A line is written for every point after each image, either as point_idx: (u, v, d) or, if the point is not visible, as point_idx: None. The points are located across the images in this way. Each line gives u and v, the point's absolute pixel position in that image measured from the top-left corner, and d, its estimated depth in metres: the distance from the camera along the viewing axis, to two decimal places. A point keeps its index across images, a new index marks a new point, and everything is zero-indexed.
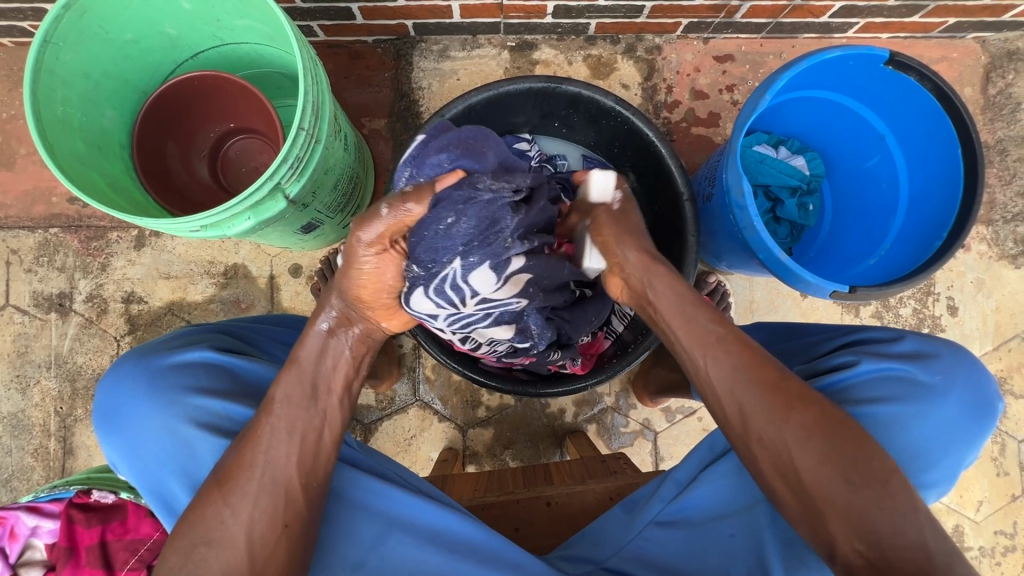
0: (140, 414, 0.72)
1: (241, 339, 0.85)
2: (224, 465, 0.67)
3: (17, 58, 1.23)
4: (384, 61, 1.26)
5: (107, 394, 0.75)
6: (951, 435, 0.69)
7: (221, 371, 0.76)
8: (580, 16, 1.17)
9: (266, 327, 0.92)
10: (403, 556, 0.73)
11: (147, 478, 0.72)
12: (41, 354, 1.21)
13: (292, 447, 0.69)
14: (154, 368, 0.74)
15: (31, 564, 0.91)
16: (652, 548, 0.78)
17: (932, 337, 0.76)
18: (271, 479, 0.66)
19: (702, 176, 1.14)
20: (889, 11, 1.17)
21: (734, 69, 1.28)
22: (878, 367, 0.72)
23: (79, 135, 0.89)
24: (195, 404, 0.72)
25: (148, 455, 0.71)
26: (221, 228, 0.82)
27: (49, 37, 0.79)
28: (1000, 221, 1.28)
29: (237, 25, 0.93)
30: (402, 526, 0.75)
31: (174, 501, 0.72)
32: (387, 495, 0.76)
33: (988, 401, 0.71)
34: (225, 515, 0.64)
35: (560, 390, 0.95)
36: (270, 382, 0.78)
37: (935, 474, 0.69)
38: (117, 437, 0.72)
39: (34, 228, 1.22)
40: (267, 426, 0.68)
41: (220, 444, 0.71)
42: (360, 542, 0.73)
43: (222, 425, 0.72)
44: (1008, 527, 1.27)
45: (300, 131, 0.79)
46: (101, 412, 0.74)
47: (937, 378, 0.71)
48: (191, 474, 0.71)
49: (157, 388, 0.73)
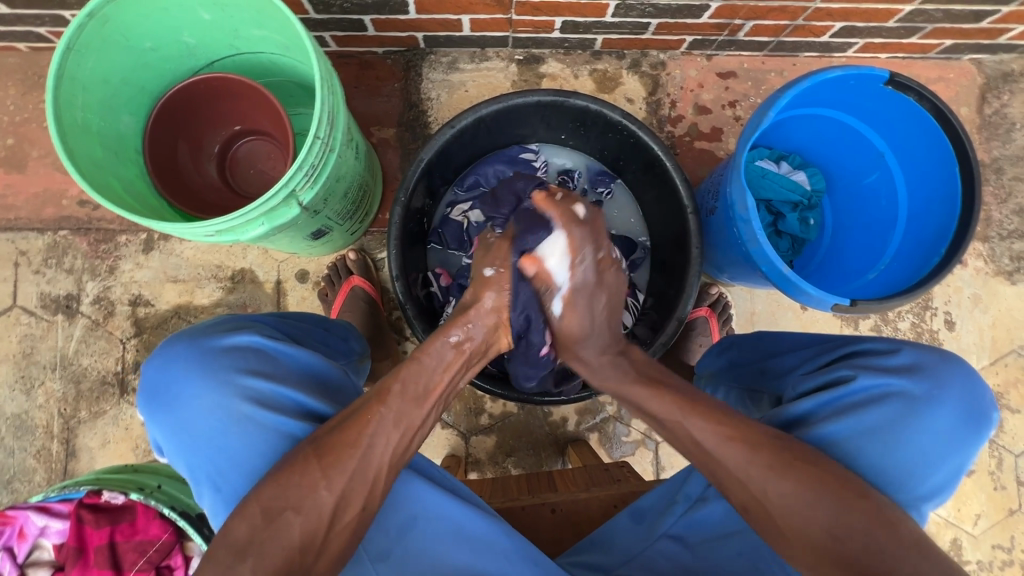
0: (192, 392, 0.71)
1: (285, 330, 0.86)
2: (326, 437, 0.68)
3: (31, 63, 1.24)
4: (394, 71, 1.28)
5: (157, 370, 0.74)
6: (944, 448, 0.70)
7: (274, 356, 0.76)
8: (587, 32, 1.20)
9: (297, 320, 0.92)
10: (424, 548, 0.75)
11: (195, 456, 0.70)
12: (47, 355, 1.22)
13: (394, 436, 0.71)
14: (206, 348, 0.74)
15: (37, 565, 0.92)
16: (658, 559, 0.78)
17: (929, 347, 0.76)
18: (363, 465, 0.68)
19: (705, 190, 1.16)
20: (888, 33, 1.20)
21: (736, 85, 1.31)
22: (871, 382, 0.73)
23: (97, 139, 0.91)
24: (249, 382, 0.72)
25: (200, 431, 0.70)
26: (235, 232, 0.84)
27: (71, 44, 0.81)
28: (996, 238, 1.31)
29: (254, 35, 0.95)
30: (427, 519, 0.76)
31: (221, 479, 0.70)
32: (417, 492, 0.77)
33: (982, 411, 0.71)
34: (322, 486, 0.65)
35: (561, 399, 0.96)
36: (315, 369, 0.78)
37: (924, 488, 0.70)
38: (167, 415, 0.71)
39: (43, 231, 1.23)
40: (376, 413, 0.70)
41: (276, 424, 0.71)
42: (389, 530, 0.74)
43: (275, 407, 0.72)
44: (1006, 541, 1.28)
45: (315, 140, 0.81)
46: (148, 389, 0.73)
47: (930, 390, 0.71)
48: (242, 451, 0.70)
49: (210, 366, 0.72)
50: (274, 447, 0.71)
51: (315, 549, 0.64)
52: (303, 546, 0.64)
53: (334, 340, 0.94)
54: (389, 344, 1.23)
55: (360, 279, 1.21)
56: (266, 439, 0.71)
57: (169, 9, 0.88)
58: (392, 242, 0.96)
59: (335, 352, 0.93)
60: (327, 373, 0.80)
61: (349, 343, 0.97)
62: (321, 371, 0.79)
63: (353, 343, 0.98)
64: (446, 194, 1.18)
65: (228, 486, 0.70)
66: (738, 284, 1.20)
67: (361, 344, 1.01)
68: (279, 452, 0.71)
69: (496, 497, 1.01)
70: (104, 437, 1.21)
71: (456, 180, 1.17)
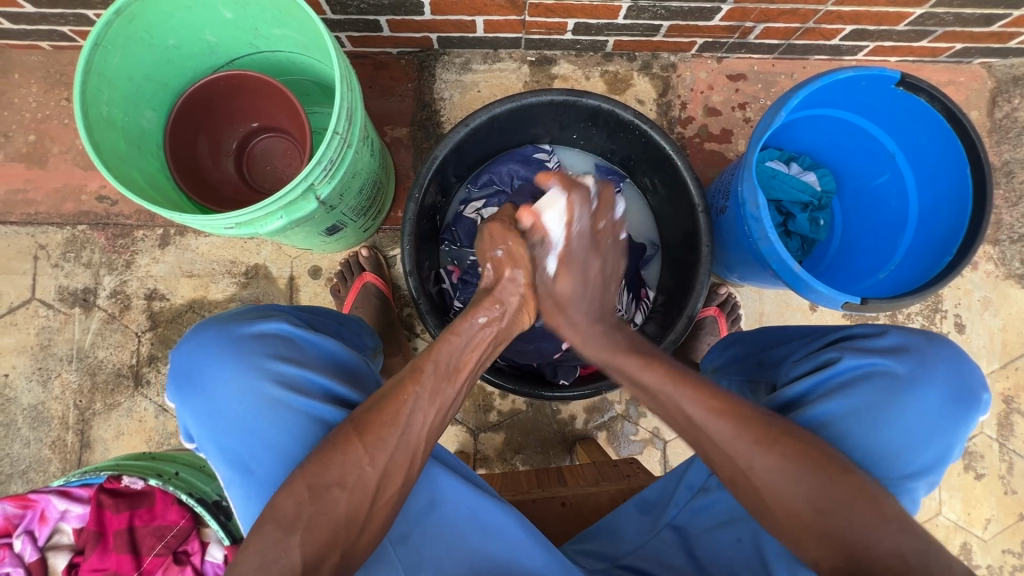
0: (224, 376, 0.72)
1: (306, 321, 0.87)
2: (365, 416, 0.69)
3: (53, 61, 1.27)
4: (408, 72, 1.30)
5: (190, 354, 0.74)
6: (932, 426, 0.70)
7: (301, 342, 0.77)
8: (599, 34, 1.22)
9: (321, 316, 0.93)
10: (444, 530, 0.76)
11: (228, 439, 0.71)
12: (64, 347, 1.24)
13: (431, 413, 0.72)
14: (237, 335, 0.75)
15: (58, 548, 0.93)
16: (668, 549, 0.79)
17: (919, 330, 0.77)
18: (405, 441, 0.69)
19: (716, 190, 1.17)
20: (899, 36, 1.21)
21: (746, 87, 1.32)
22: (857, 364, 0.74)
23: (120, 134, 0.93)
24: (281, 367, 0.73)
25: (233, 414, 0.71)
26: (255, 226, 0.85)
27: (99, 40, 0.83)
28: (1006, 241, 1.30)
29: (273, 34, 0.97)
30: (446, 504, 0.77)
31: (253, 463, 0.71)
32: (439, 478, 0.78)
33: (972, 390, 0.70)
34: (366, 463, 0.66)
35: (571, 394, 0.98)
36: (341, 357, 0.80)
37: (915, 465, 0.70)
38: (200, 400, 0.72)
39: (62, 225, 1.26)
40: (413, 391, 0.72)
41: (305, 407, 0.72)
42: (409, 514, 0.75)
43: (304, 391, 0.73)
44: (1016, 546, 1.27)
45: (335, 135, 0.82)
46: (180, 375, 0.74)
47: (916, 370, 0.72)
48: (274, 434, 0.71)
49: (243, 351, 0.73)
50: (303, 430, 0.72)
51: (360, 524, 0.66)
52: (344, 523, 0.65)
53: (350, 334, 0.95)
54: (401, 342, 1.24)
55: (373, 275, 1.23)
56: (295, 421, 0.72)
57: (191, 8, 0.90)
58: (406, 238, 0.97)
59: (352, 345, 0.94)
60: (352, 364, 0.81)
61: (363, 339, 0.98)
62: (344, 359, 0.81)
63: (367, 340, 0.98)
64: (458, 192, 1.20)
65: (258, 470, 0.71)
66: (747, 284, 1.20)
67: (374, 339, 1.02)
68: (309, 436, 0.72)
69: (506, 490, 1.03)
70: (118, 428, 1.22)
71: (469, 177, 1.19)
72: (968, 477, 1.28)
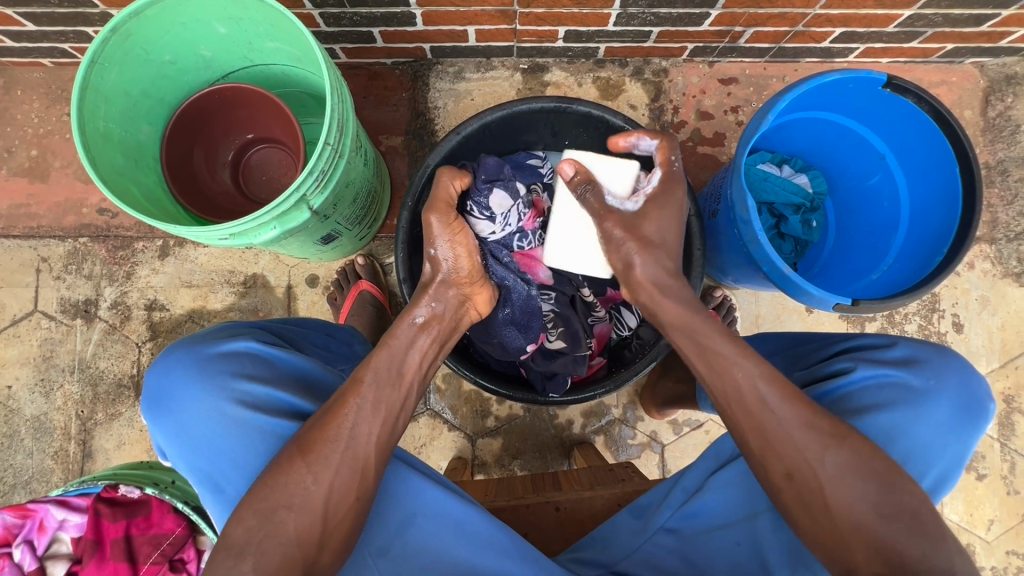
0: (191, 397, 0.73)
1: (283, 334, 0.88)
2: (308, 434, 0.69)
3: (55, 77, 1.30)
4: (402, 82, 1.32)
5: (160, 376, 0.76)
6: (944, 437, 0.70)
7: (268, 359, 0.78)
8: (589, 41, 1.23)
9: (308, 330, 0.94)
10: (425, 542, 0.76)
11: (198, 457, 0.73)
12: (66, 359, 1.25)
13: (376, 423, 0.72)
14: (203, 356, 0.76)
15: (56, 557, 0.94)
16: (659, 553, 0.79)
17: (928, 342, 0.77)
18: (351, 453, 0.69)
19: (707, 194, 1.18)
20: (889, 37, 1.21)
21: (738, 91, 1.32)
22: (872, 373, 0.74)
23: (117, 147, 0.95)
24: (246, 387, 0.74)
25: (200, 434, 0.73)
26: (248, 236, 0.86)
27: (95, 57, 0.84)
28: (1003, 240, 1.30)
29: (267, 47, 0.98)
30: (427, 515, 0.78)
31: (223, 482, 0.73)
32: (419, 488, 0.78)
33: (980, 402, 0.71)
34: (310, 482, 0.67)
35: (569, 399, 0.97)
36: (311, 373, 0.80)
37: (924, 475, 0.70)
38: (169, 421, 0.74)
39: (64, 238, 1.28)
40: (353, 405, 0.72)
41: (271, 425, 0.73)
42: (389, 526, 0.76)
43: (269, 408, 0.74)
44: (1021, 547, 1.26)
45: (325, 146, 0.83)
46: (150, 397, 0.75)
47: (928, 382, 0.72)
48: (242, 453, 0.72)
49: (208, 372, 0.74)
50: (270, 449, 0.72)
51: (316, 545, 0.66)
52: (299, 542, 0.65)
53: (339, 345, 0.96)
54: None
55: (369, 283, 1.24)
56: (261, 439, 0.72)
57: (187, 24, 0.92)
58: (399, 246, 0.97)
59: (340, 355, 0.95)
60: (323, 378, 0.81)
61: (354, 347, 0.99)
62: (315, 374, 0.81)
63: (357, 348, 0.99)
64: None
65: (228, 488, 0.73)
66: (741, 287, 1.21)
67: (367, 349, 1.02)
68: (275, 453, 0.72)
69: (501, 495, 1.03)
70: (119, 438, 1.24)
71: None
72: (970, 477, 1.27)
